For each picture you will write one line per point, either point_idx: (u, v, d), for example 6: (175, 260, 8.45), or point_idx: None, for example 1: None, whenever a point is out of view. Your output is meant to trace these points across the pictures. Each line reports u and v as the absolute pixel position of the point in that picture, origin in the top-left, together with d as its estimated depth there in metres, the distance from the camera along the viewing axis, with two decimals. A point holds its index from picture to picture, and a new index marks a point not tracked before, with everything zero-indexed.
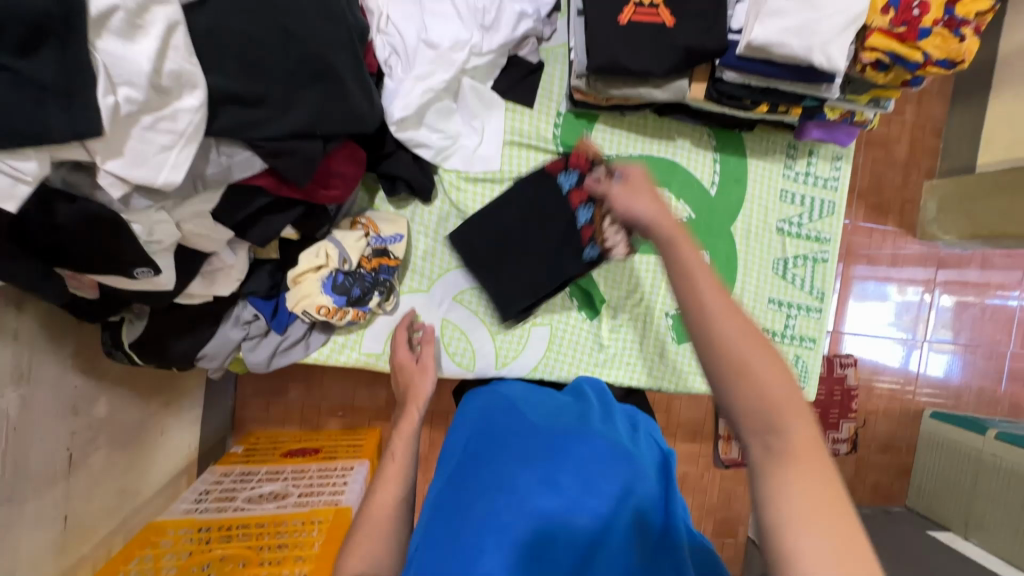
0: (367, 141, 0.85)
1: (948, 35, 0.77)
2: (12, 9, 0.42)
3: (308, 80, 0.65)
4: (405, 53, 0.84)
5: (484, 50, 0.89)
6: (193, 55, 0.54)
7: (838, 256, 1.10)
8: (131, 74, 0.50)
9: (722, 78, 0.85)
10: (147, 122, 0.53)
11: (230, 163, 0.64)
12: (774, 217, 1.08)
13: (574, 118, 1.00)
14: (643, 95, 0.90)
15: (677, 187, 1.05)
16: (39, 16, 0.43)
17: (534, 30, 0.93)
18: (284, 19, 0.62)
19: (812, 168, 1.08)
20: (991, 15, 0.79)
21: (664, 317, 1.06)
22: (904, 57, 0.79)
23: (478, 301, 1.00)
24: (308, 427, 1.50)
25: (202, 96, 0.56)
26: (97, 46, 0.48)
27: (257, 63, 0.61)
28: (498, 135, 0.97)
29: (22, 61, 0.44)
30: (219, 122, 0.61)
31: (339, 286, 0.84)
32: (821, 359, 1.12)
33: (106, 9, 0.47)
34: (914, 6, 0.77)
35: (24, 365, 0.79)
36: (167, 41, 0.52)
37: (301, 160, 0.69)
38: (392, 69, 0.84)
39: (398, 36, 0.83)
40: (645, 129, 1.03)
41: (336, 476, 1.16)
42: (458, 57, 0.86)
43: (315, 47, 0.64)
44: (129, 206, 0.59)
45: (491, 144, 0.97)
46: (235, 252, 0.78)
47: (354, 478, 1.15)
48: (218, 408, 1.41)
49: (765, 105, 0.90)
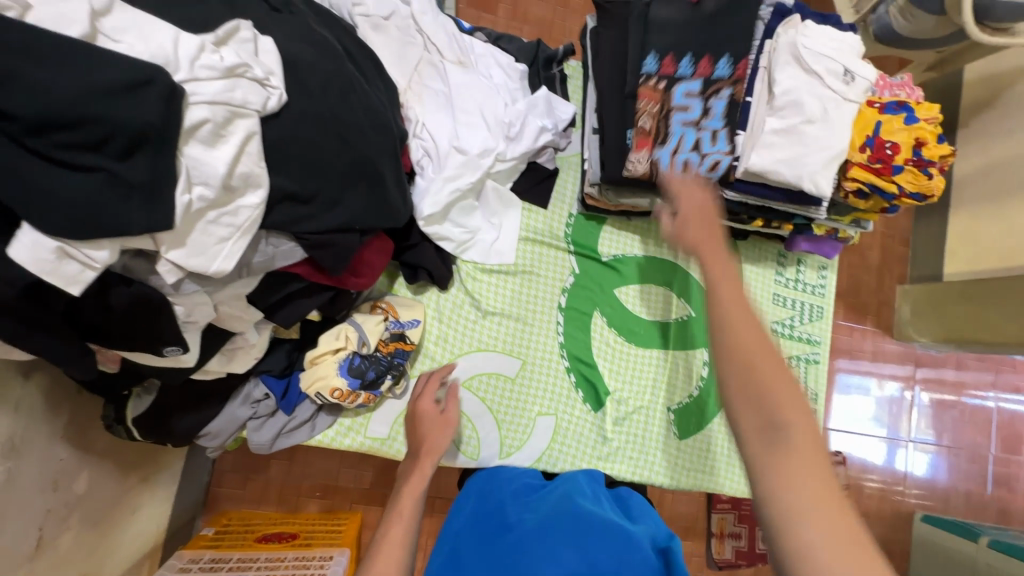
0: (395, 232, 0.90)
1: (918, 172, 0.87)
2: (123, 121, 0.46)
3: (355, 181, 0.72)
4: (437, 156, 0.92)
5: (507, 157, 0.98)
6: (262, 160, 0.60)
7: (828, 358, 1.15)
8: (208, 175, 0.54)
9: (725, 197, 0.93)
10: (211, 216, 0.57)
11: (275, 253, 0.68)
12: (769, 318, 1.14)
13: (584, 219, 1.08)
14: (650, 205, 0.98)
15: (678, 287, 1.12)
16: (142, 126, 0.48)
17: (552, 142, 1.03)
18: (344, 131, 0.69)
19: (801, 275, 1.16)
20: (953, 157, 0.89)
21: (666, 411, 1.08)
22: (881, 188, 0.88)
23: (486, 388, 1.01)
24: (285, 508, 1.42)
25: (263, 194, 0.60)
26: (183, 152, 0.53)
27: (314, 166, 0.67)
28: (514, 231, 1.04)
29: (118, 164, 0.48)
30: (272, 217, 0.65)
31: (355, 369, 0.86)
32: (818, 460, 1.14)
33: (198, 122, 0.53)
34: (887, 146, 0.87)
35: (17, 436, 0.76)
36: (243, 148, 0.57)
37: (338, 251, 0.74)
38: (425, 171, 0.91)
39: (432, 141, 0.92)
40: (649, 232, 1.11)
41: (313, 567, 1.10)
42: (485, 162, 0.94)
43: (365, 154, 0.72)
44: (179, 290, 0.61)
45: (507, 240, 1.04)
46: (258, 332, 0.80)
47: (332, 570, 1.10)
48: (193, 484, 1.34)
49: (760, 219, 0.98)
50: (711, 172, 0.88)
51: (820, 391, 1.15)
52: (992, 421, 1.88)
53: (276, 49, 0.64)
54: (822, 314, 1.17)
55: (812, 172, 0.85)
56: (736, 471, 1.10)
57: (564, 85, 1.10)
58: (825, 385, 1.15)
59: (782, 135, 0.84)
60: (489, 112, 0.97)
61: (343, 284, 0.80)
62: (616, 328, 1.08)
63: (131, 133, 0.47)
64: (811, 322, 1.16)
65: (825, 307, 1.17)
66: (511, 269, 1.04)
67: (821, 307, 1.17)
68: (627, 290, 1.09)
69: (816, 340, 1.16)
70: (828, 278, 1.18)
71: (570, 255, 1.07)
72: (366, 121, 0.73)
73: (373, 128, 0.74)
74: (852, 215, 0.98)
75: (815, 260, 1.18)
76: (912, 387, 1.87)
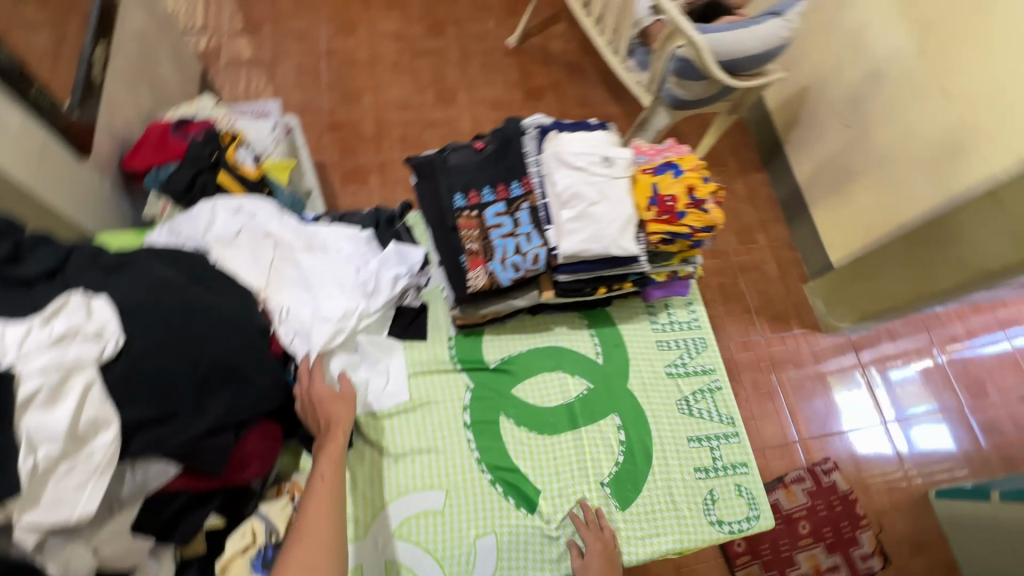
0: (281, 413, 0.95)
1: (698, 212, 1.04)
2: None
3: (217, 385, 0.80)
4: (304, 331, 1.01)
5: (371, 311, 1.10)
6: (107, 401, 0.67)
7: (728, 381, 1.23)
8: (50, 434, 0.61)
9: (560, 279, 1.07)
10: (64, 468, 0.63)
11: (145, 478, 0.72)
12: (660, 365, 1.23)
13: (463, 337, 1.18)
14: (509, 307, 1.10)
15: (569, 366, 1.20)
16: None
17: (411, 284, 1.16)
18: (193, 347, 0.77)
19: (673, 316, 1.28)
20: (722, 190, 1.07)
21: (601, 487, 1.09)
22: (677, 232, 1.05)
23: (418, 531, 1.01)
24: None
25: (115, 429, 0.66)
26: (20, 423, 0.60)
27: (169, 387, 0.74)
28: (402, 370, 1.13)
29: None
30: (133, 446, 0.70)
31: (269, 561, 0.86)
32: (761, 481, 1.15)
33: (30, 393, 0.61)
34: (667, 200, 1.04)
35: None
36: (84, 398, 0.64)
37: (213, 453, 0.78)
38: (298, 350, 0.99)
39: (296, 320, 1.01)
40: (526, 328, 1.22)
41: None
42: (349, 322, 1.05)
43: (220, 357, 0.80)
44: (45, 551, 0.63)
45: (398, 380, 1.12)
46: (159, 560, 0.78)
47: None
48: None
49: (602, 287, 1.11)
50: (536, 264, 1.04)
51: (734, 414, 1.20)
52: (947, 375, 2.32)
53: (111, 301, 0.74)
54: (706, 343, 1.26)
55: (615, 239, 1.00)
56: (689, 521, 1.09)
57: (409, 234, 1.26)
58: (736, 407, 1.20)
59: (578, 221, 1.00)
60: (343, 278, 1.09)
61: (231, 480, 0.84)
62: (526, 424, 1.13)
63: None
64: (699, 353, 1.25)
65: (706, 336, 1.27)
66: (409, 405, 1.10)
67: (703, 338, 1.27)
68: (524, 386, 1.17)
69: (711, 367, 1.24)
70: (697, 311, 1.29)
71: (461, 371, 1.15)
72: (216, 327, 0.82)
73: (224, 333, 0.83)
74: (675, 257, 1.13)
75: (679, 299, 1.31)
76: (869, 371, 2.29)
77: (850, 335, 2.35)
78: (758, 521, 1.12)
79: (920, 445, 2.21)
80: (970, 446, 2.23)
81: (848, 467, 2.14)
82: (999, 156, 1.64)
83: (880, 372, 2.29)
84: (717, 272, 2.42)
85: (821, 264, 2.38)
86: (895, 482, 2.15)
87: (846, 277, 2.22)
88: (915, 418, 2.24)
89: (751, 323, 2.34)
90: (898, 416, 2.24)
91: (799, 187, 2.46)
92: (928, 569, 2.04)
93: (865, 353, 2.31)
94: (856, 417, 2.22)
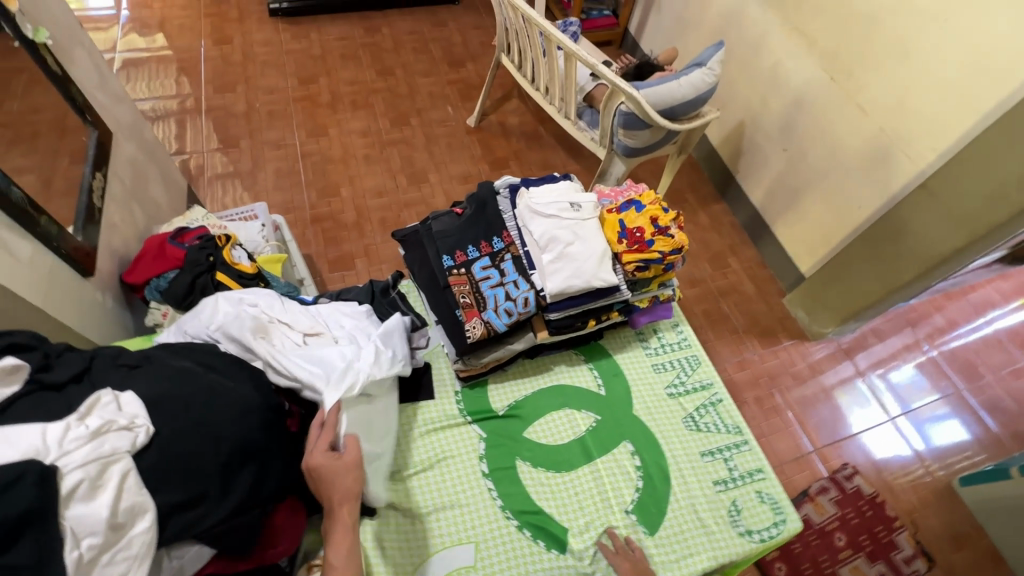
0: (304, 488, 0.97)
1: (665, 237, 1.13)
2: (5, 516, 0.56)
3: (241, 464, 0.81)
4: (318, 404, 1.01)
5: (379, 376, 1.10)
6: (142, 487, 0.70)
7: (727, 393, 1.27)
8: (93, 524, 0.64)
9: (552, 317, 1.14)
10: (106, 558, 0.65)
11: (180, 562, 0.75)
12: (660, 386, 1.28)
13: (469, 389, 1.23)
14: (508, 351, 1.16)
15: (574, 401, 1.24)
16: (25, 512, 0.58)
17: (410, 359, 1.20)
18: (216, 429, 0.79)
19: (663, 339, 1.34)
20: (681, 216, 1.18)
21: (627, 515, 1.11)
22: (650, 259, 1.13)
23: None
24: None
25: (151, 515, 0.69)
26: (65, 515, 0.63)
27: (196, 470, 0.76)
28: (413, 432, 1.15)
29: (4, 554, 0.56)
30: (168, 530, 0.73)
31: None
32: (780, 485, 1.17)
33: (72, 486, 0.64)
34: (635, 232, 1.14)
35: None
36: (121, 486, 0.68)
37: (243, 532, 0.80)
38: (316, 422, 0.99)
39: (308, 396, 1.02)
40: (527, 371, 1.27)
41: None
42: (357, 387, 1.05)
43: (240, 436, 0.81)
44: None
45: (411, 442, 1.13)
46: None
47: None
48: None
49: (592, 319, 1.18)
50: (526, 307, 1.11)
51: (740, 423, 1.24)
52: (938, 365, 2.39)
53: (137, 395, 0.79)
54: (699, 360, 1.32)
55: (594, 272, 1.08)
56: (718, 536, 1.09)
57: (405, 300, 1.33)
58: (740, 416, 1.24)
59: (558, 261, 1.09)
60: (335, 353, 1.10)
61: (258, 560, 0.84)
62: (546, 466, 1.15)
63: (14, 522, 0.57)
64: (695, 370, 1.31)
65: (697, 353, 1.33)
66: (427, 464, 1.12)
67: (694, 355, 1.33)
68: (534, 428, 1.20)
69: (708, 382, 1.29)
70: (684, 331, 1.36)
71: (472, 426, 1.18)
72: (236, 405, 0.84)
73: (245, 412, 0.85)
74: (653, 282, 1.21)
75: (666, 323, 1.38)
76: (867, 378, 2.33)
77: (838, 339, 2.43)
78: (785, 525, 1.12)
79: (938, 440, 2.22)
80: (974, 429, 2.25)
81: (868, 470, 2.13)
82: (919, 153, 1.82)
83: (874, 371, 2.35)
84: (699, 299, 2.52)
85: (794, 277, 2.50)
86: (918, 478, 2.14)
87: (820, 285, 2.32)
88: (919, 411, 2.27)
89: (742, 342, 2.40)
90: (905, 414, 2.26)
91: (757, 210, 2.64)
92: (974, 564, 1.99)
93: (856, 356, 2.37)
94: (869, 425, 2.23)
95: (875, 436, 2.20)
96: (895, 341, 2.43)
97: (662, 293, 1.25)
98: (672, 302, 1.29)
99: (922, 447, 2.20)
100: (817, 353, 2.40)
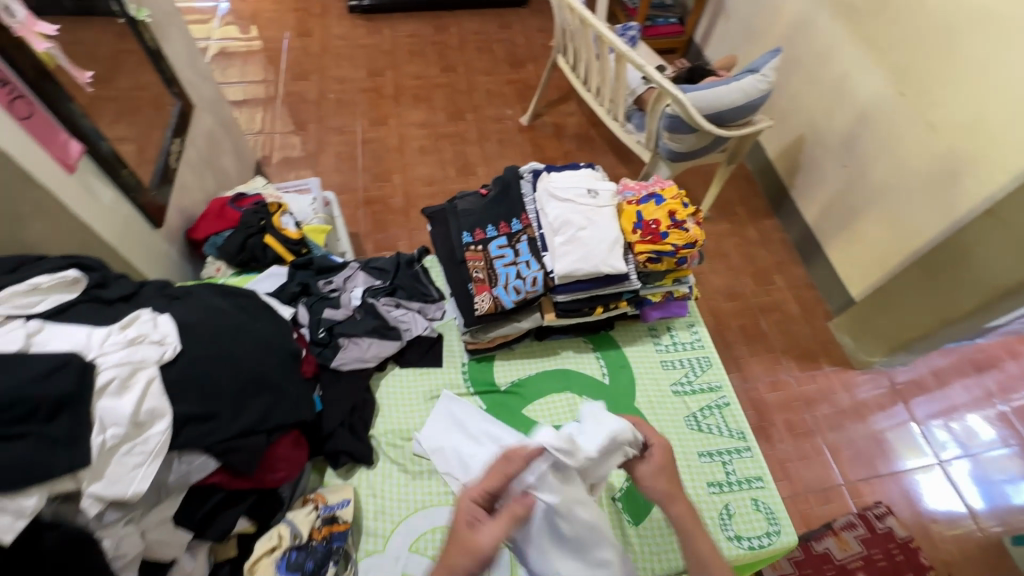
0: (308, 427, 1.06)
1: (680, 231, 1.14)
2: (47, 394, 0.67)
3: (255, 391, 0.92)
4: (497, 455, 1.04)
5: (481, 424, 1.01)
6: (164, 395, 0.80)
7: (736, 398, 1.25)
8: (118, 417, 0.74)
9: (560, 299, 1.17)
10: (125, 449, 0.75)
11: (189, 468, 0.83)
12: (666, 382, 1.27)
13: (476, 362, 1.27)
14: (515, 329, 1.20)
15: (577, 386, 1.26)
16: (63, 394, 0.69)
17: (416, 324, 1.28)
18: (236, 357, 0.91)
19: (676, 337, 1.33)
20: (700, 213, 1.18)
21: (613, 501, 1.11)
22: (662, 251, 1.14)
23: (433, 545, 1.04)
24: None
25: (168, 420, 0.79)
26: (97, 405, 0.74)
27: (213, 389, 0.87)
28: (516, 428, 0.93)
29: (44, 426, 0.67)
30: (182, 437, 0.81)
31: (293, 563, 0.92)
32: (780, 497, 1.13)
33: (106, 382, 0.75)
34: (651, 224, 1.15)
35: None
36: (146, 390, 0.78)
37: (246, 453, 0.88)
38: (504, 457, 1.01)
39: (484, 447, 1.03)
40: (534, 352, 1.30)
41: None
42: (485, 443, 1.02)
43: (256, 370, 0.93)
44: (102, 521, 0.74)
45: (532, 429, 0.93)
46: (194, 556, 0.88)
47: None
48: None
49: (600, 306, 1.19)
50: (535, 287, 1.15)
51: (745, 428, 1.21)
52: (1002, 415, 2.19)
53: (172, 319, 0.90)
54: (711, 362, 1.30)
55: (604, 259, 1.10)
56: None
57: (427, 275, 1.39)
58: (746, 421, 1.21)
59: (569, 245, 1.12)
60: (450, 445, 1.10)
61: (256, 484, 0.92)
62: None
63: (55, 400, 0.68)
64: (704, 371, 1.29)
65: (709, 355, 1.31)
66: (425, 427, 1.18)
67: (706, 357, 1.31)
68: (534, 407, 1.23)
69: (717, 385, 1.27)
70: (699, 332, 1.35)
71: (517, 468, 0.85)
72: (254, 343, 0.96)
73: (264, 352, 0.97)
74: (666, 276, 1.22)
75: (681, 322, 1.37)
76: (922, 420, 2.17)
77: (886, 370, 2.28)
78: (779, 537, 1.08)
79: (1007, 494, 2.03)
80: None
81: (905, 513, 1.98)
82: (990, 175, 1.69)
83: (927, 411, 2.18)
84: (737, 314, 2.44)
85: (844, 301, 2.36)
86: (963, 531, 1.97)
87: (870, 308, 2.16)
88: (980, 457, 2.09)
89: (779, 362, 2.31)
90: (966, 459, 2.09)
91: (809, 229, 2.52)
92: None
93: (904, 391, 2.22)
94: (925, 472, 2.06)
95: (934, 486, 2.04)
96: (952, 382, 2.25)
97: (676, 289, 1.25)
98: (688, 301, 1.29)
99: (989, 500, 2.01)
100: (861, 383, 2.27)
